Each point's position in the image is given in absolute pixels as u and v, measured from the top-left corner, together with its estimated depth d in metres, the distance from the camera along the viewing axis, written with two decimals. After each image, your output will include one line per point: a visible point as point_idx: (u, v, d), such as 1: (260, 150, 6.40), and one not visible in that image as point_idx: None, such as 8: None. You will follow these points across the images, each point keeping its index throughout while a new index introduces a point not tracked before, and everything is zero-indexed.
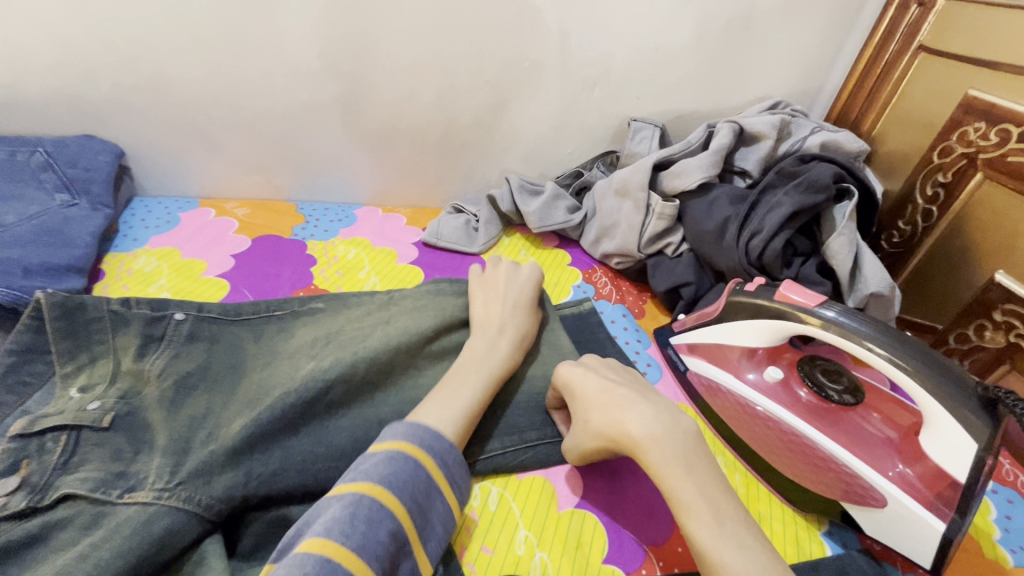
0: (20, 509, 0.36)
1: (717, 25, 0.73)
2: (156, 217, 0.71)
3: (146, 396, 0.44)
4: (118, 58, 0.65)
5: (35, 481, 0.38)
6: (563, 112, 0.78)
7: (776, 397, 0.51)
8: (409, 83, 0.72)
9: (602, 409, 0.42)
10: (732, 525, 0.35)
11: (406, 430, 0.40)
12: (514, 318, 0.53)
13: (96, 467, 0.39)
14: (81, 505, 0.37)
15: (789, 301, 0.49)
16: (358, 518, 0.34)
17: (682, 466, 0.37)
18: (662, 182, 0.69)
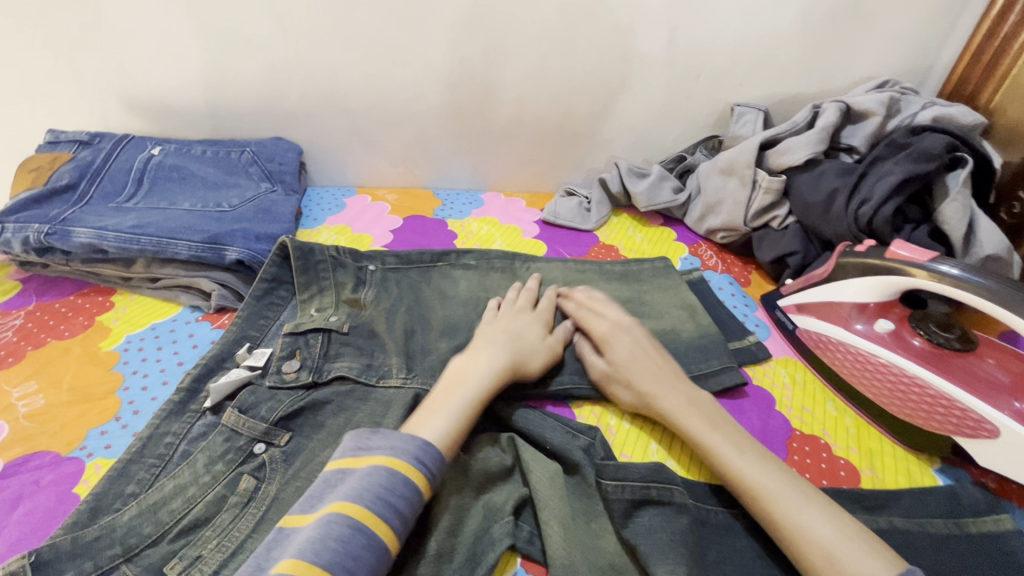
0: (306, 379, 0.53)
1: (824, 10, 0.77)
2: (327, 202, 0.86)
3: (366, 315, 0.61)
4: (307, 75, 0.81)
5: (309, 363, 0.55)
6: (670, 101, 0.85)
7: (888, 345, 0.56)
8: (531, 82, 0.83)
9: (642, 388, 0.52)
10: (754, 460, 0.44)
11: (384, 440, 0.41)
12: (506, 344, 0.54)
13: (351, 360, 0.55)
14: (351, 384, 0.53)
15: (899, 257, 0.54)
16: (329, 538, 0.35)
17: (704, 425, 0.48)
18: (768, 160, 0.74)
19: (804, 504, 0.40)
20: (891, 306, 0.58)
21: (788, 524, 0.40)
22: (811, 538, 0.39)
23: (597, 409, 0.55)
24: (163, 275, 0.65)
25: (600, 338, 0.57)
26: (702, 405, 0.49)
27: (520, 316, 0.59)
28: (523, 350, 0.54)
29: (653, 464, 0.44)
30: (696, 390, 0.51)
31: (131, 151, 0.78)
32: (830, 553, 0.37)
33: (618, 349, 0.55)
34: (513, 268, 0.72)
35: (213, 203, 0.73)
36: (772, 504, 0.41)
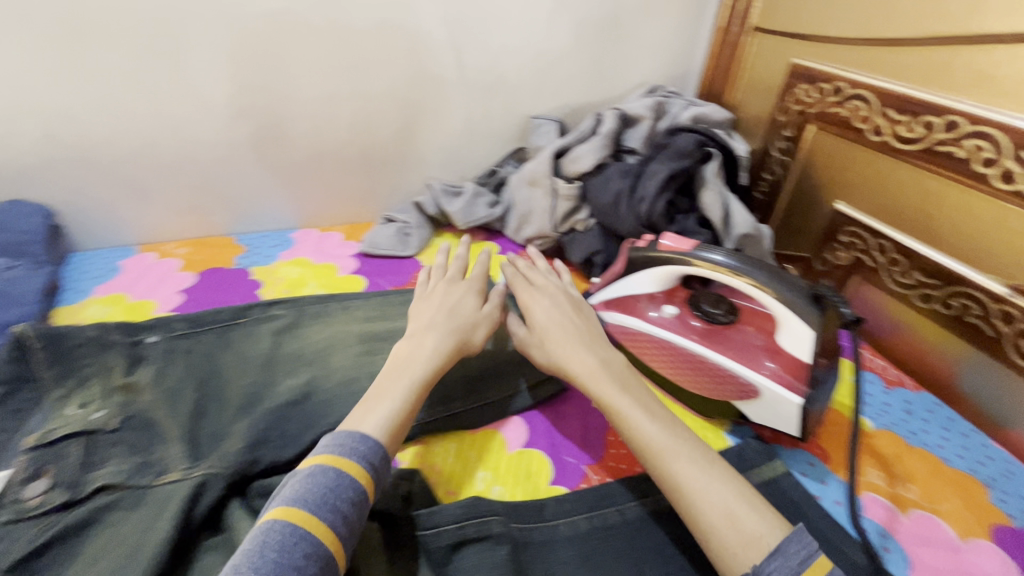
0: (58, 500, 0.43)
1: (591, 26, 0.84)
2: (97, 269, 0.73)
3: (144, 401, 0.52)
4: (40, 123, 0.68)
5: (63, 479, 0.45)
6: (472, 118, 0.87)
7: (676, 328, 0.61)
8: (325, 110, 0.79)
9: (556, 349, 0.54)
10: (664, 423, 0.46)
11: (328, 442, 0.41)
12: (449, 322, 0.54)
13: (120, 462, 0.47)
14: (119, 492, 0.44)
15: (669, 249, 0.60)
16: (269, 547, 0.34)
17: (617, 388, 0.49)
18: (563, 169, 0.79)
19: (707, 468, 0.43)
20: (674, 291, 0.65)
21: (693, 487, 0.42)
22: (706, 497, 0.41)
23: (422, 448, 0.53)
24: None
25: (538, 310, 0.58)
26: (616, 369, 0.51)
27: (455, 287, 0.60)
28: (469, 325, 0.55)
29: (467, 501, 0.44)
30: (608, 352, 0.54)
31: None
32: (733, 514, 0.40)
33: (545, 321, 0.57)
34: (327, 311, 0.67)
35: None
36: (678, 466, 0.43)
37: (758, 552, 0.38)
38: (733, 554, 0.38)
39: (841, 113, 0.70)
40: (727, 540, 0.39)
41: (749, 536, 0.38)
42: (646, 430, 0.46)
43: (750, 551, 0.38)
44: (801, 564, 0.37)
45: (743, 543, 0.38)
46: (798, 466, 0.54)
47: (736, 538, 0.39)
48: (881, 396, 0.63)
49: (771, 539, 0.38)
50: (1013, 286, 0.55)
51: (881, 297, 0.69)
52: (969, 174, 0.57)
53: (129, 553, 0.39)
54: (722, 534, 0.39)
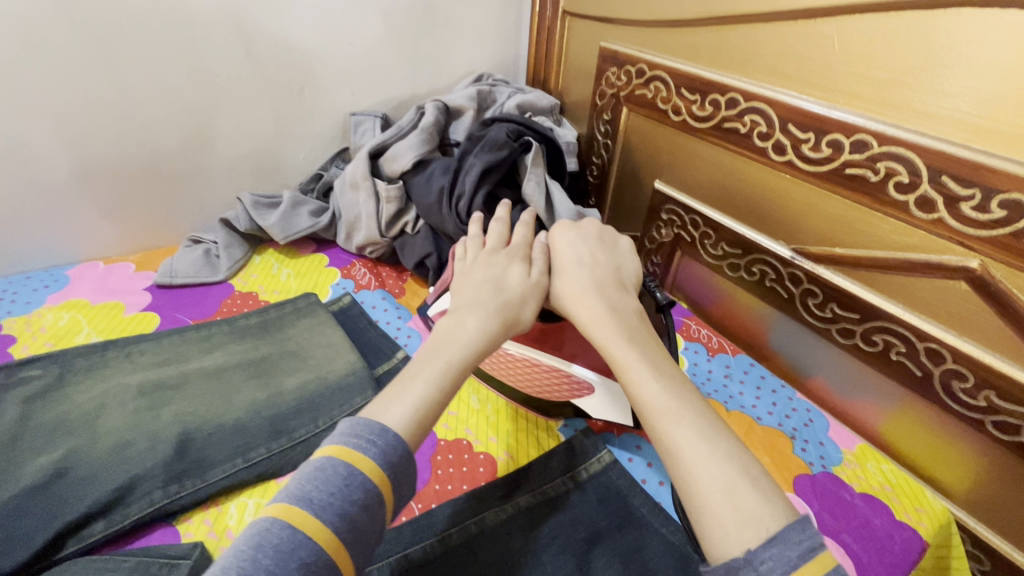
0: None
1: (400, 13, 0.78)
2: None
3: None
4: None
5: None
6: (282, 118, 0.78)
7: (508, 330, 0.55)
8: (85, 120, 0.66)
9: (567, 292, 0.50)
10: (668, 382, 0.41)
11: (347, 429, 0.37)
12: (487, 294, 0.48)
13: None
14: None
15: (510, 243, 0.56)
16: (261, 556, 0.30)
17: (624, 340, 0.45)
18: (383, 168, 0.73)
19: (710, 437, 0.38)
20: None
21: (691, 453, 0.37)
22: (699, 472, 0.36)
23: (212, 513, 0.45)
24: None
25: (563, 250, 0.54)
26: (626, 319, 0.47)
27: (496, 256, 0.54)
28: (516, 302, 0.49)
29: None
30: (621, 300, 0.49)
31: None
32: (732, 488, 0.35)
33: (569, 263, 0.52)
34: (101, 363, 0.56)
35: None
36: (676, 430, 0.38)
37: (751, 533, 0.33)
38: (727, 537, 0.33)
39: (647, 94, 0.71)
40: (723, 515, 0.34)
41: (745, 516, 0.34)
42: (648, 388, 0.41)
43: (745, 532, 0.33)
44: (803, 556, 0.31)
45: (738, 522, 0.33)
46: (626, 452, 0.54)
47: (732, 516, 0.34)
48: (704, 365, 0.66)
49: (772, 524, 0.33)
50: (795, 249, 0.59)
51: (701, 270, 0.73)
52: (751, 148, 0.60)
53: None
54: (717, 510, 0.34)
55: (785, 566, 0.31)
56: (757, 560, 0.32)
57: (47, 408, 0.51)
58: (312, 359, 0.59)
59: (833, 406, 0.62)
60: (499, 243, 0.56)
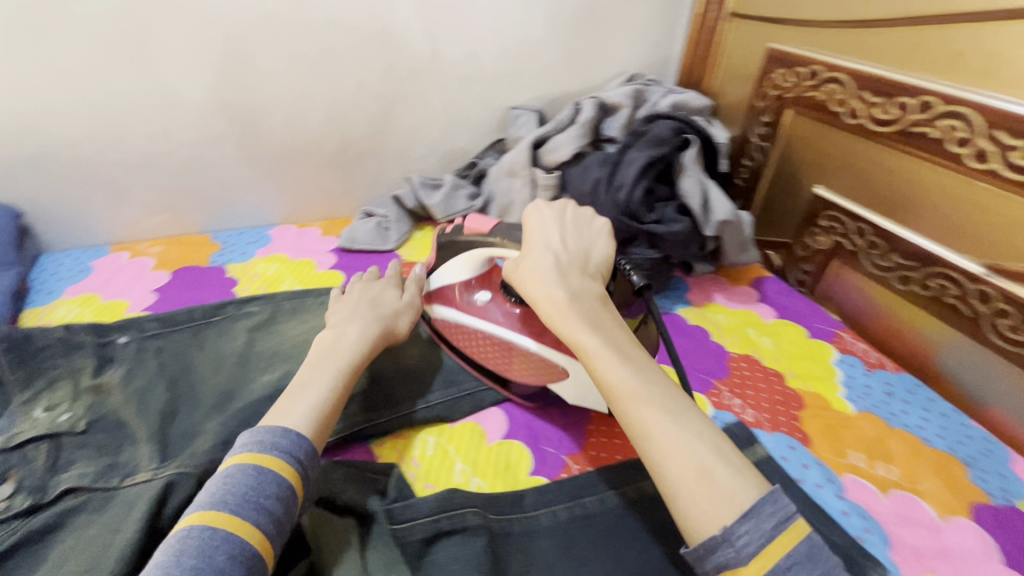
0: (24, 506, 0.43)
1: (566, 15, 0.83)
2: (68, 269, 0.72)
3: (112, 402, 0.51)
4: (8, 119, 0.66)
5: (28, 483, 0.44)
6: (449, 109, 0.85)
7: (489, 317, 0.58)
8: (297, 103, 0.77)
9: (535, 275, 0.49)
10: (635, 364, 0.42)
11: (246, 439, 0.40)
12: (372, 315, 0.55)
13: (87, 464, 0.46)
14: (86, 494, 0.44)
15: (475, 229, 0.59)
16: (186, 558, 0.33)
17: (586, 326, 0.45)
18: (542, 158, 0.78)
19: (680, 419, 0.39)
20: (491, 276, 0.61)
21: (663, 436, 0.38)
22: (672, 454, 0.37)
23: (400, 443, 0.52)
24: None
25: (530, 236, 0.53)
26: (588, 306, 0.47)
27: (371, 283, 0.61)
28: (391, 315, 0.57)
29: (442, 493, 0.43)
30: (582, 284, 0.49)
31: None
32: (702, 467, 0.36)
33: (533, 251, 0.51)
34: (303, 307, 0.66)
35: None
36: (646, 413, 0.39)
37: (725, 512, 0.34)
38: (703, 518, 0.35)
39: (818, 96, 0.69)
40: (695, 494, 0.35)
41: (717, 492, 0.35)
42: (619, 372, 0.42)
43: (718, 508, 0.35)
44: (774, 530, 0.34)
45: (710, 499, 0.35)
46: (779, 451, 0.54)
47: (706, 493, 0.35)
48: (862, 379, 0.63)
49: (747, 495, 0.35)
50: (988, 265, 0.55)
51: (860, 282, 0.69)
52: (943, 154, 0.57)
53: (95, 555, 0.39)
54: (689, 490, 0.36)
55: (759, 540, 0.33)
56: (734, 536, 0.34)
57: (267, 339, 0.61)
58: None
59: (1012, 439, 0.57)
60: (372, 275, 0.64)
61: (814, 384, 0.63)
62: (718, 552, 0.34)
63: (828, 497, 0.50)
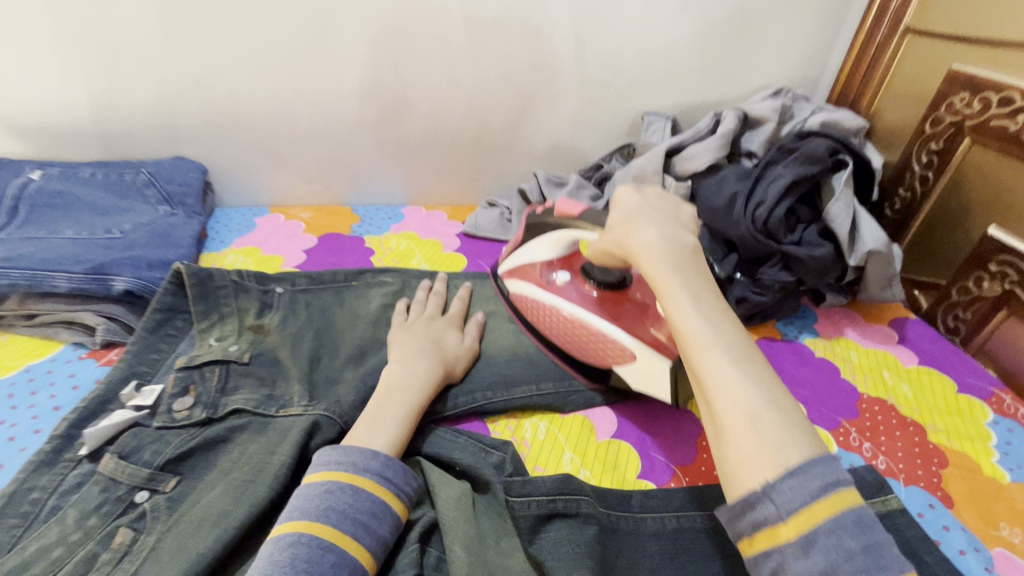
0: (200, 416, 0.51)
1: (719, 23, 0.81)
2: (236, 223, 0.82)
3: (270, 342, 0.59)
4: (206, 87, 0.75)
5: (204, 399, 0.52)
6: (584, 111, 0.86)
7: (566, 295, 0.61)
8: (445, 94, 0.81)
9: (624, 220, 0.48)
10: (710, 310, 0.39)
11: (339, 457, 0.42)
12: (432, 349, 0.56)
13: (250, 392, 0.53)
14: (249, 417, 0.51)
15: (563, 213, 0.60)
16: (301, 561, 0.35)
17: (669, 264, 0.42)
18: (675, 167, 0.77)
19: (745, 366, 0.36)
20: (574, 258, 0.64)
21: (719, 380, 0.36)
22: (728, 401, 0.35)
23: (513, 423, 0.55)
24: (39, 311, 0.59)
25: (623, 192, 0.51)
26: (675, 248, 0.44)
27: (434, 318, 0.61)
28: (452, 357, 0.56)
29: (559, 475, 0.44)
30: (674, 231, 0.46)
31: (5, 177, 0.70)
32: (754, 416, 0.34)
33: (627, 197, 0.50)
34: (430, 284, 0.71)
35: (100, 229, 0.67)
36: (707, 357, 0.37)
37: (768, 466, 0.33)
38: (743, 468, 0.33)
39: (1009, 126, 0.62)
40: (741, 442, 0.34)
41: (766, 445, 0.33)
42: (690, 314, 0.39)
43: (761, 463, 0.33)
44: (825, 491, 0.31)
45: (755, 449, 0.33)
46: (915, 506, 0.50)
47: (751, 442, 0.33)
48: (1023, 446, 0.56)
49: (796, 457, 0.32)
50: None
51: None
52: None
53: (257, 469, 0.46)
54: (735, 437, 0.34)
55: (803, 498, 0.31)
56: (774, 492, 0.32)
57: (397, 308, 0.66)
58: None
59: None
60: (438, 311, 0.63)
61: (963, 443, 0.56)
62: (756, 506, 0.32)
63: (973, 568, 0.45)
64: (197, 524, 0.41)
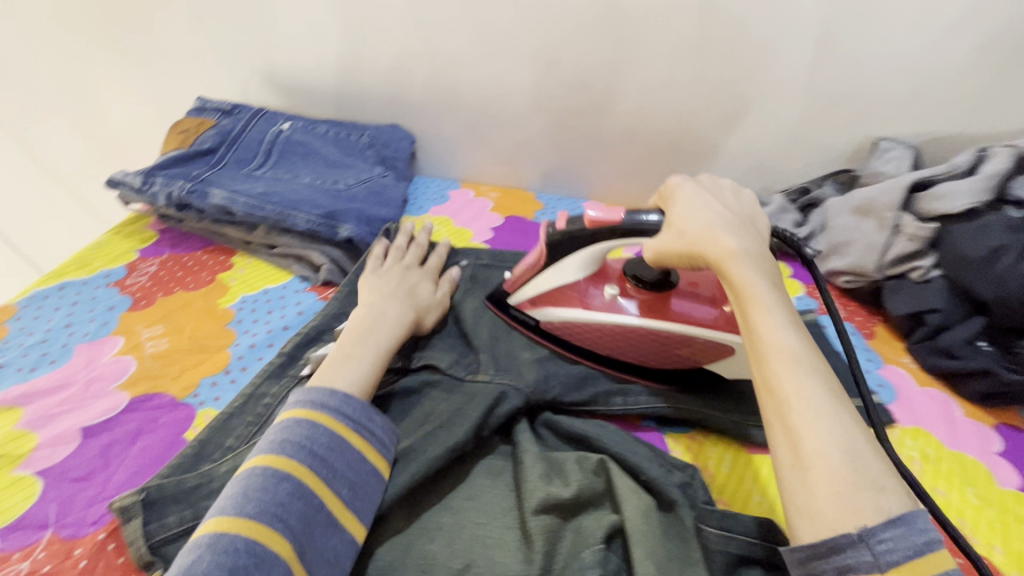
0: (399, 364, 0.55)
1: (1005, 43, 0.68)
2: (433, 192, 0.87)
3: (457, 311, 0.62)
4: (433, 63, 0.80)
5: (401, 351, 0.57)
6: (804, 127, 0.78)
7: (619, 308, 0.58)
8: (656, 93, 0.78)
9: (706, 228, 0.47)
10: (798, 335, 0.40)
11: (299, 396, 0.44)
12: (402, 295, 0.58)
13: (441, 352, 0.57)
14: (439, 375, 0.55)
15: (598, 222, 0.54)
16: (252, 489, 0.37)
17: (765, 283, 0.42)
18: (917, 204, 0.67)
19: (835, 393, 0.37)
20: (606, 270, 0.61)
21: (813, 409, 0.35)
22: (821, 429, 0.35)
23: (695, 446, 0.52)
24: (279, 243, 0.68)
25: (695, 198, 0.50)
26: (760, 267, 0.44)
27: (400, 274, 0.61)
28: (421, 310, 0.59)
29: (761, 521, 0.42)
30: (758, 248, 0.46)
31: (264, 123, 0.81)
32: (855, 455, 0.33)
33: (702, 204, 0.49)
34: None
35: (331, 180, 0.75)
36: (797, 379, 0.37)
37: (867, 510, 0.32)
38: (840, 504, 0.32)
39: None
40: (839, 478, 0.33)
41: (864, 483, 0.33)
42: (780, 333, 0.39)
43: (862, 503, 0.32)
44: (926, 546, 0.31)
45: (855, 484, 0.33)
46: None
47: (851, 479, 0.33)
48: None
49: (889, 499, 0.32)
50: None
51: None
52: None
53: (450, 422, 0.49)
54: (831, 472, 0.33)
55: (905, 548, 0.31)
56: (874, 539, 0.31)
57: None
58: None
59: None
60: (415, 261, 0.64)
61: None
62: (847, 551, 0.31)
63: None
64: (399, 465, 0.45)
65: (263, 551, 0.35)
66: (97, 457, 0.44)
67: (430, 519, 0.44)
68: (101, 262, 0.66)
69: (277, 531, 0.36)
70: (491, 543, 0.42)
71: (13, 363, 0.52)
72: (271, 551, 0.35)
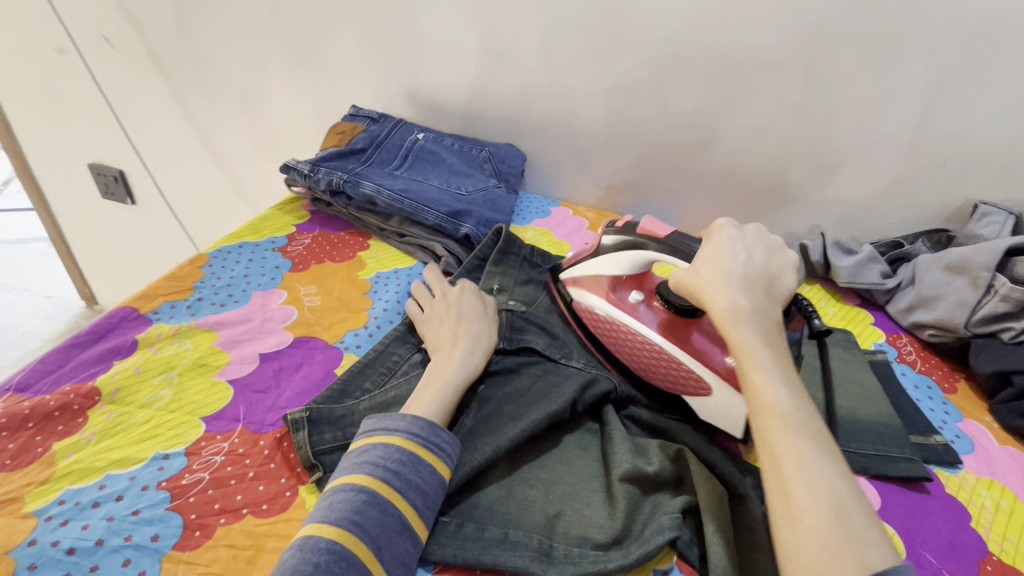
0: (499, 345, 0.63)
1: None
2: (535, 207, 0.97)
3: (548, 309, 0.71)
4: (553, 94, 0.91)
5: (501, 332, 0.64)
6: (900, 184, 0.82)
7: (639, 318, 0.63)
8: (755, 138, 0.84)
9: (714, 283, 0.52)
10: (795, 394, 0.44)
11: (376, 422, 0.47)
12: (470, 336, 0.59)
13: (536, 339, 0.65)
14: (535, 357, 0.63)
15: (648, 232, 0.62)
16: (335, 502, 0.41)
17: (761, 342, 0.47)
18: (1013, 268, 0.69)
19: (821, 454, 0.41)
20: (644, 279, 0.67)
21: (803, 467, 0.39)
22: (808, 487, 0.39)
23: None
24: (409, 233, 0.80)
25: (711, 250, 0.55)
26: (761, 323, 0.49)
27: (461, 302, 0.63)
28: (482, 338, 0.60)
29: None
30: (763, 306, 0.51)
31: (403, 131, 0.94)
32: (840, 510, 0.37)
33: (712, 256, 0.54)
34: None
35: (454, 186, 0.87)
36: (791, 439, 0.41)
37: (849, 559, 0.35)
38: (824, 557, 0.36)
39: None
40: (825, 530, 0.36)
41: (845, 536, 0.36)
42: (779, 395, 0.44)
43: (844, 556, 0.35)
44: None
45: (836, 535, 0.36)
46: None
47: (833, 533, 0.36)
48: None
49: (871, 553, 0.35)
50: None
51: None
52: None
53: (549, 395, 0.56)
54: (818, 524, 0.37)
55: None
56: None
57: None
58: (860, 393, 0.65)
59: None
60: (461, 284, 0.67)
61: None
62: None
63: None
64: (509, 422, 0.53)
65: (341, 551, 0.38)
66: (271, 377, 0.56)
67: (527, 471, 0.51)
68: (267, 230, 0.80)
69: (354, 534, 0.39)
70: (580, 501, 0.49)
71: (208, 298, 0.65)
72: (348, 552, 0.38)
